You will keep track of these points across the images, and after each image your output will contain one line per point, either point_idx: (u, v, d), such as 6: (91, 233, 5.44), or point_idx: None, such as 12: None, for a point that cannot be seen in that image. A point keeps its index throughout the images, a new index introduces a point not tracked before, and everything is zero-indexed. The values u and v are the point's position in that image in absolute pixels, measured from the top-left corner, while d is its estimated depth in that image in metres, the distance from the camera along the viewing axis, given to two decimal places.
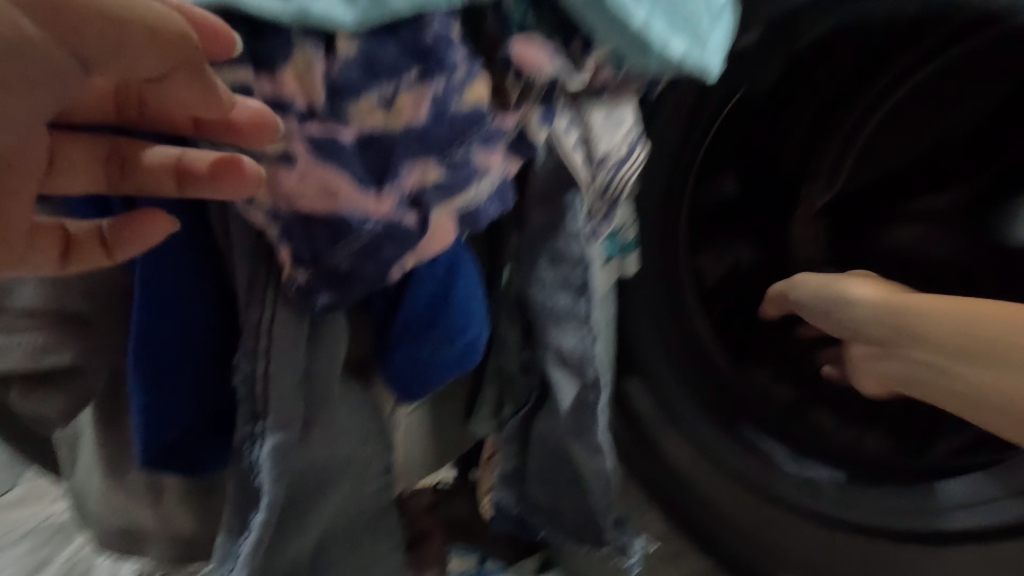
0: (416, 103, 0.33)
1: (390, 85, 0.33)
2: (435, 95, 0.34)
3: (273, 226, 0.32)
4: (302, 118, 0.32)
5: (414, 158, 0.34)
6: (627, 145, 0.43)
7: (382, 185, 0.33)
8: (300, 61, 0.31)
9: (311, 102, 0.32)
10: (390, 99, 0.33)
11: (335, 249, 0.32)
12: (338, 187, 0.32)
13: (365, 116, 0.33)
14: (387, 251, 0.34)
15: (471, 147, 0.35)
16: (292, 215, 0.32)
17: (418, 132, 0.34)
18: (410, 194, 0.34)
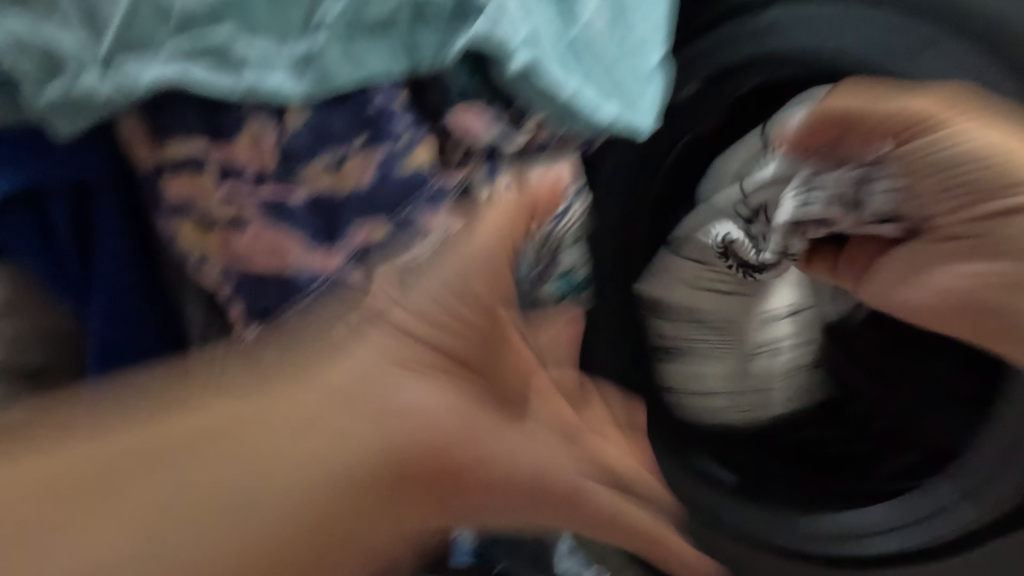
0: (362, 168, 0.36)
1: (339, 151, 0.35)
2: (381, 159, 0.36)
3: (226, 289, 0.34)
4: (255, 183, 0.34)
5: (361, 219, 0.36)
6: (568, 199, 0.47)
7: (333, 242, 0.36)
8: (251, 131, 0.34)
9: (263, 168, 0.34)
10: (339, 163, 0.36)
11: (284, 305, 0.35)
12: (288, 247, 0.35)
13: (314, 180, 0.35)
14: (335, 307, 0.36)
15: (416, 206, 0.37)
16: (243, 272, 0.34)
17: (363, 195, 0.36)
18: (358, 250, 0.36)
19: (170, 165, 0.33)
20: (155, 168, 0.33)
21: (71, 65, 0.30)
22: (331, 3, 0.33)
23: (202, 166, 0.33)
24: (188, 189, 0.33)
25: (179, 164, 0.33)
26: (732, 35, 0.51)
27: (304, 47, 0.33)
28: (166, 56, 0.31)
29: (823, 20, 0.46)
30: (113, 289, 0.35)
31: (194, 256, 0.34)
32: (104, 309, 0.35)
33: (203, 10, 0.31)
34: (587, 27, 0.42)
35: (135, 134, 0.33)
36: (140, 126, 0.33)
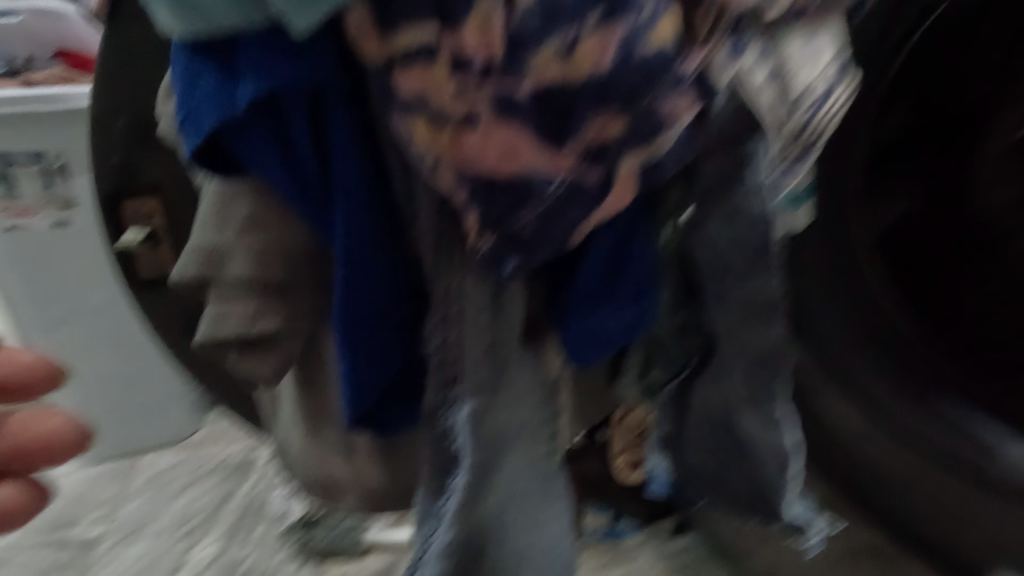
0: (600, 50, 0.29)
1: (570, 31, 0.29)
2: (621, 41, 0.29)
3: (459, 192, 0.31)
4: (482, 77, 0.29)
5: (596, 112, 0.30)
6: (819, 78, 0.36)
7: (563, 142, 0.31)
8: (481, 11, 0.29)
9: (492, 56, 0.29)
10: (572, 46, 0.29)
11: (519, 213, 0.31)
12: (521, 146, 0.30)
13: (543, 70, 0.29)
14: (573, 214, 0.32)
15: (665, 92, 0.31)
16: (476, 178, 0.30)
17: (602, 83, 0.30)
18: (593, 149, 0.32)
19: (402, 57, 0.29)
20: (386, 67, 0.30)
21: None
22: None
23: (435, 57, 0.29)
24: (420, 85, 0.29)
25: (412, 57, 0.29)
26: None
27: None
28: None
29: None
30: (351, 206, 0.31)
31: (427, 160, 0.30)
32: (343, 228, 0.31)
33: None
34: None
35: (364, 28, 0.29)
36: (370, 19, 0.29)
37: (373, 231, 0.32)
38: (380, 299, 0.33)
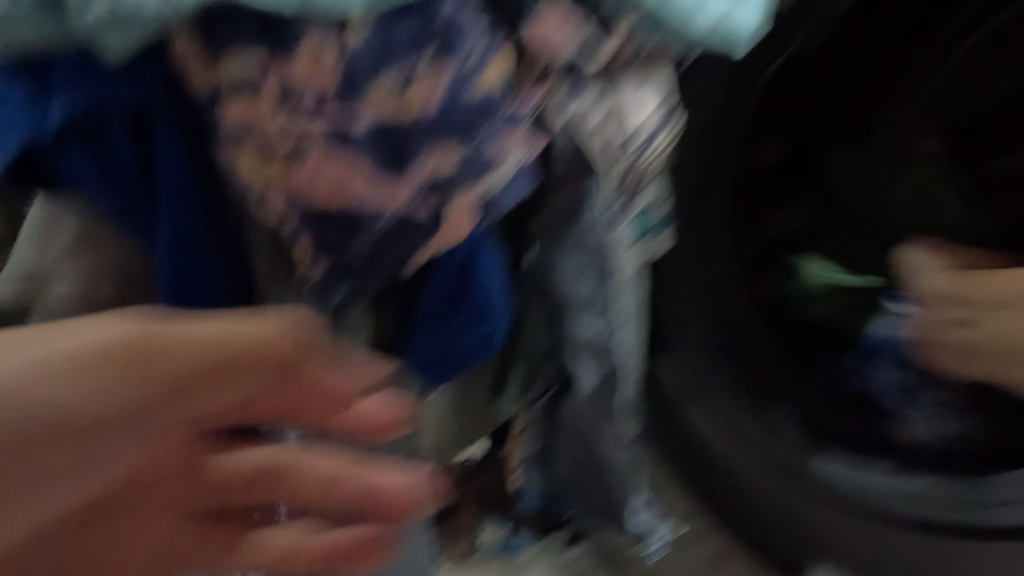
0: (430, 88, 0.31)
1: (404, 69, 0.30)
2: (449, 83, 0.31)
3: (292, 222, 0.32)
4: (313, 110, 0.30)
5: (430, 149, 0.32)
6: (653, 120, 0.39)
7: (397, 174, 0.32)
8: (310, 47, 0.30)
9: (322, 91, 0.30)
10: (404, 84, 0.31)
11: (353, 241, 0.32)
12: (351, 177, 0.31)
13: (377, 105, 0.31)
14: (402, 246, 0.33)
15: (488, 135, 0.33)
16: (309, 207, 0.31)
17: (432, 123, 0.31)
18: (426, 187, 0.32)
19: (228, 86, 0.30)
20: (211, 95, 0.30)
21: None
22: None
23: (261, 89, 0.30)
24: (245, 116, 0.30)
25: (238, 86, 0.30)
26: None
27: None
28: None
29: None
30: (178, 238, 0.32)
31: (257, 189, 0.31)
32: (172, 260, 0.32)
33: None
34: None
35: (189, 58, 0.29)
36: (194, 48, 0.29)
37: (203, 261, 0.33)
38: None
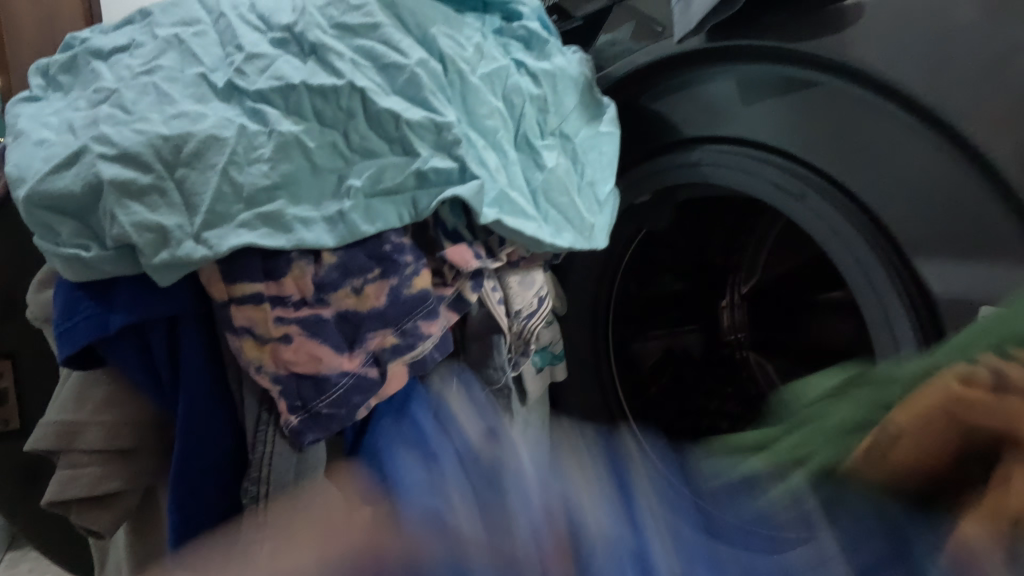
0: (378, 292, 0.48)
1: (359, 280, 0.47)
2: (392, 286, 0.48)
3: (274, 387, 0.45)
4: (296, 307, 0.45)
5: (375, 330, 0.48)
6: (537, 298, 0.60)
7: (353, 348, 0.47)
8: (297, 270, 0.45)
9: (304, 295, 0.46)
10: (359, 289, 0.47)
11: (318, 400, 0.46)
12: (322, 354, 0.45)
13: (340, 301, 0.47)
14: (356, 399, 0.47)
15: (417, 319, 0.49)
16: (288, 375, 0.45)
17: (379, 313, 0.48)
18: (373, 354, 0.48)
19: (238, 298, 0.44)
20: (226, 302, 0.44)
21: (173, 235, 0.41)
22: (357, 177, 0.47)
23: (262, 300, 0.44)
24: (248, 317, 0.44)
25: (245, 299, 0.44)
26: (666, 165, 0.65)
27: (336, 208, 0.46)
28: (240, 226, 0.43)
29: (727, 162, 0.58)
30: (193, 400, 0.45)
31: (252, 365, 0.45)
32: (185, 416, 0.45)
33: (265, 186, 0.44)
34: (548, 173, 0.55)
35: (212, 279, 0.44)
36: (217, 273, 0.44)
37: (208, 414, 0.46)
38: (211, 461, 0.46)
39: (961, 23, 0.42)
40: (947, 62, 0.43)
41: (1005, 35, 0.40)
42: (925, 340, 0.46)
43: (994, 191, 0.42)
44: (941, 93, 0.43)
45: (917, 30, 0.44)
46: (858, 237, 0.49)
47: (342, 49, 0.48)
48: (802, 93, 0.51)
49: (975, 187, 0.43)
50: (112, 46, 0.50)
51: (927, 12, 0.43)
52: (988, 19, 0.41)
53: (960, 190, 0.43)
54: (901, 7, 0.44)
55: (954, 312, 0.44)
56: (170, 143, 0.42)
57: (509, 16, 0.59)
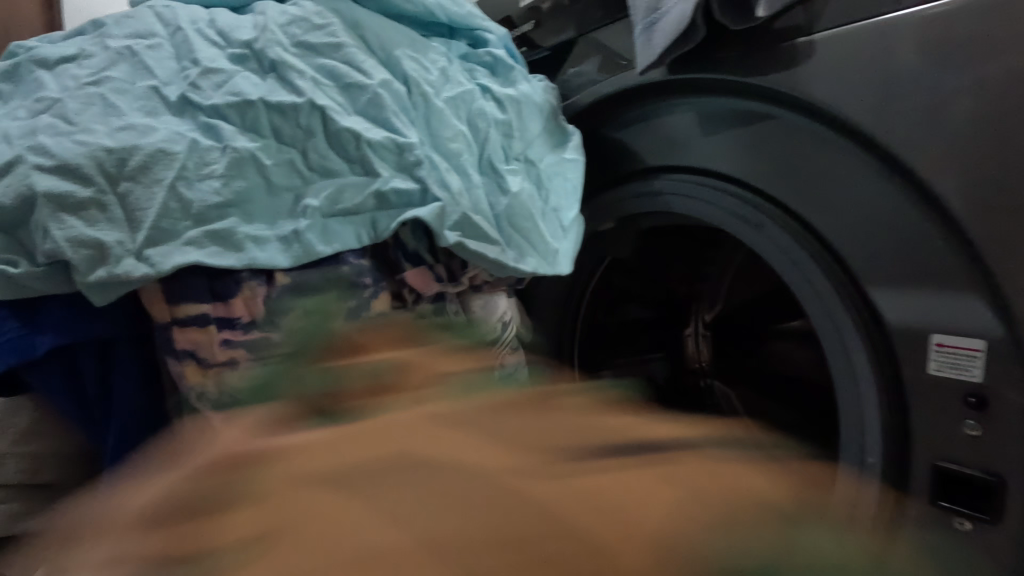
0: (334, 315, 0.46)
1: (314, 302, 0.45)
2: (348, 308, 0.47)
3: (218, 415, 0.42)
4: (245, 330, 0.44)
5: (329, 354, 0.46)
6: (501, 323, 0.59)
7: None
8: (247, 291, 0.43)
9: (252, 317, 0.44)
10: (314, 311, 0.45)
11: None
12: (271, 379, 0.43)
13: (294, 324, 0.45)
14: None
15: None
16: (234, 403, 0.43)
17: (333, 337, 0.46)
18: None
19: (182, 320, 0.42)
20: (168, 324, 0.42)
21: (113, 252, 0.39)
22: (314, 197, 0.45)
23: (208, 321, 0.42)
24: (192, 339, 0.42)
25: (189, 320, 0.42)
26: (631, 193, 0.65)
27: (292, 227, 0.44)
28: (185, 244, 0.41)
29: (689, 191, 0.59)
30: (124, 427, 0.42)
31: (194, 392, 0.42)
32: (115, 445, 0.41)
33: (216, 203, 0.42)
34: (512, 198, 0.54)
35: (153, 298, 0.42)
36: (159, 292, 0.42)
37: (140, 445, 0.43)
38: None
39: (899, 66, 0.44)
40: (894, 98, 0.44)
41: (926, 80, 0.43)
42: (880, 366, 0.46)
43: (940, 222, 0.43)
44: (883, 127, 0.45)
45: (863, 70, 0.46)
46: (813, 263, 0.50)
47: (303, 67, 0.48)
48: (758, 126, 0.53)
49: (923, 219, 0.44)
50: (58, 56, 0.47)
51: (869, 53, 0.45)
52: (916, 64, 0.43)
53: (911, 220, 0.44)
54: (848, 45, 0.46)
55: (910, 345, 0.45)
56: (113, 156, 0.40)
57: (474, 42, 0.60)
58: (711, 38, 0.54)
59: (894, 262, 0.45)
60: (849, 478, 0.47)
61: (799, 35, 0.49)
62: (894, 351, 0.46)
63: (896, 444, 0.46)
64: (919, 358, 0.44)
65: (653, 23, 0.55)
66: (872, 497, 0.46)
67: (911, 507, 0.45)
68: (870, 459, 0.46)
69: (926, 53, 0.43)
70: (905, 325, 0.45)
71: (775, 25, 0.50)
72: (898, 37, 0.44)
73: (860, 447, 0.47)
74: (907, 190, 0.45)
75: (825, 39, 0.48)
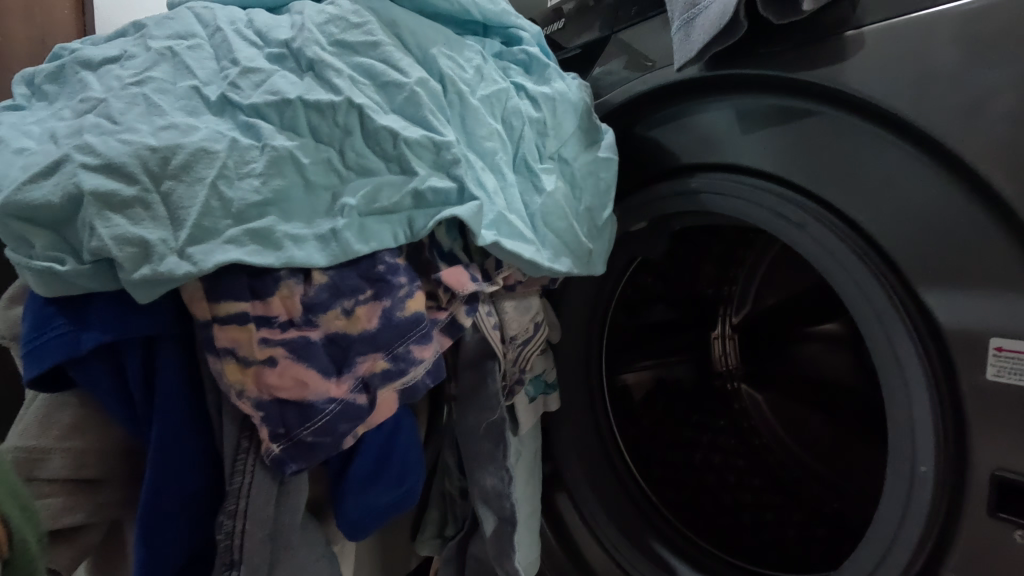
0: (370, 314, 0.46)
1: (350, 301, 0.45)
2: (384, 307, 0.46)
3: (257, 413, 0.42)
4: (283, 328, 0.43)
5: (364, 353, 0.45)
6: (533, 324, 0.59)
7: (341, 372, 0.45)
8: (285, 289, 0.43)
9: (291, 316, 0.44)
10: (350, 310, 0.45)
11: (303, 427, 0.43)
12: (308, 378, 0.43)
13: (330, 323, 0.45)
14: (342, 426, 0.44)
15: (410, 343, 0.47)
16: (273, 401, 0.43)
17: (370, 336, 0.45)
18: (362, 380, 0.45)
19: (222, 318, 0.42)
20: (209, 322, 0.42)
21: (156, 250, 0.39)
22: (352, 196, 0.45)
23: (247, 320, 0.42)
24: (232, 337, 0.42)
25: (229, 319, 0.42)
26: (664, 192, 0.64)
27: (329, 226, 0.44)
28: (226, 242, 0.41)
29: (726, 190, 0.58)
30: (167, 425, 0.42)
31: (233, 390, 0.42)
32: (158, 443, 0.42)
33: (256, 201, 0.42)
34: (547, 197, 0.54)
35: (195, 296, 0.42)
36: (200, 290, 0.42)
37: (181, 442, 0.43)
38: (183, 493, 0.43)
39: (954, 59, 0.42)
40: (948, 91, 0.43)
41: (979, 74, 0.41)
42: (932, 370, 0.45)
43: (998, 220, 0.42)
44: (936, 122, 0.43)
45: (913, 64, 0.44)
46: (860, 264, 0.48)
47: (340, 65, 0.47)
48: (801, 123, 0.51)
49: (979, 218, 0.42)
50: (102, 58, 0.48)
51: (921, 45, 0.44)
52: (967, 58, 0.42)
53: (966, 219, 0.43)
54: (898, 38, 0.45)
55: (967, 349, 0.43)
56: (157, 154, 0.40)
57: (508, 40, 0.59)
58: (752, 33, 0.53)
59: (948, 262, 0.44)
60: (899, 487, 0.46)
61: (847, 28, 0.47)
62: (949, 356, 0.44)
63: (949, 452, 0.44)
64: (976, 363, 0.42)
65: (691, 19, 0.54)
66: (923, 506, 0.44)
67: (966, 518, 0.43)
68: (922, 467, 0.44)
69: (982, 46, 0.41)
70: (960, 327, 0.43)
71: (821, 18, 0.49)
72: (955, 28, 0.42)
73: (911, 455, 0.45)
74: (962, 188, 0.43)
75: (874, 32, 0.46)
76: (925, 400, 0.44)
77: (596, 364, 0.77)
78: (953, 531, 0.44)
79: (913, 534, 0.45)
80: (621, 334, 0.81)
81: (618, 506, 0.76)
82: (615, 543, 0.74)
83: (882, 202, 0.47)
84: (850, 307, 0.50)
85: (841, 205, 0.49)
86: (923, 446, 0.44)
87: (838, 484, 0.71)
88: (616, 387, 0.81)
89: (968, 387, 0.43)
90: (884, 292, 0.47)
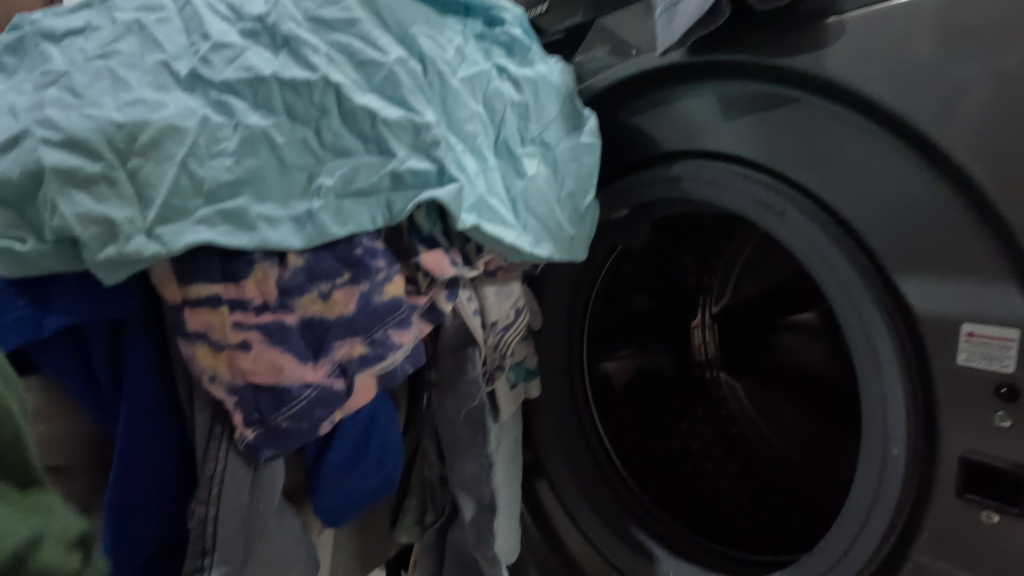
0: (347, 298, 0.45)
1: (327, 285, 0.44)
2: (362, 292, 0.45)
3: (230, 397, 0.41)
4: (257, 312, 0.42)
5: (342, 338, 0.45)
6: (514, 310, 0.59)
7: (318, 357, 0.44)
8: (259, 271, 0.42)
9: (265, 299, 0.42)
10: (327, 294, 0.44)
11: (278, 413, 0.42)
12: (283, 363, 0.42)
13: (306, 307, 0.44)
14: (318, 411, 0.43)
15: (388, 328, 0.46)
16: (246, 386, 0.42)
17: (347, 320, 0.45)
18: (339, 364, 0.45)
19: (193, 301, 0.41)
20: (179, 305, 0.41)
21: (122, 229, 0.37)
22: (328, 176, 0.44)
23: (220, 303, 0.41)
24: (204, 321, 0.41)
25: (201, 301, 0.41)
26: (646, 180, 0.64)
27: (305, 207, 0.43)
28: (197, 223, 0.40)
29: (707, 177, 0.58)
30: (136, 409, 0.41)
31: (205, 374, 0.41)
32: (128, 427, 0.41)
33: (228, 180, 0.41)
34: (528, 181, 0.53)
35: (165, 279, 0.41)
36: (170, 273, 0.41)
37: (151, 427, 0.42)
38: (155, 480, 0.42)
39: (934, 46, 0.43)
40: (926, 79, 0.43)
41: (956, 63, 0.42)
42: (905, 356, 0.46)
43: (971, 207, 0.42)
44: (914, 111, 0.43)
45: (892, 53, 0.44)
46: (838, 251, 0.49)
47: (316, 42, 0.46)
48: (781, 110, 0.51)
49: (953, 205, 0.43)
50: (65, 29, 0.46)
51: (901, 33, 0.44)
52: (944, 46, 0.42)
53: (940, 206, 0.43)
54: (879, 25, 0.45)
55: (940, 334, 0.44)
56: (123, 131, 0.39)
57: (491, 21, 0.58)
58: (735, 19, 0.53)
59: (923, 249, 0.44)
60: (872, 470, 0.47)
61: (829, 15, 0.48)
62: (922, 342, 0.45)
63: (920, 436, 0.45)
64: (947, 348, 0.43)
65: (674, 3, 0.54)
66: (894, 489, 0.45)
67: (936, 499, 0.44)
68: (895, 450, 0.45)
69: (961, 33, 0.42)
70: (933, 313, 0.44)
71: (803, 5, 0.49)
72: (934, 16, 0.43)
73: (884, 439, 0.46)
74: (937, 175, 0.44)
75: (855, 19, 0.46)
76: (897, 385, 0.45)
77: (576, 351, 0.77)
78: (922, 512, 0.45)
79: (884, 516, 0.46)
80: (602, 322, 0.81)
81: (597, 492, 0.76)
82: (595, 529, 0.75)
83: (861, 189, 0.47)
84: (828, 294, 0.50)
85: (819, 193, 0.50)
86: (895, 430, 0.45)
87: (812, 470, 0.72)
88: (597, 374, 0.82)
89: (939, 372, 0.44)
90: (861, 278, 0.48)
